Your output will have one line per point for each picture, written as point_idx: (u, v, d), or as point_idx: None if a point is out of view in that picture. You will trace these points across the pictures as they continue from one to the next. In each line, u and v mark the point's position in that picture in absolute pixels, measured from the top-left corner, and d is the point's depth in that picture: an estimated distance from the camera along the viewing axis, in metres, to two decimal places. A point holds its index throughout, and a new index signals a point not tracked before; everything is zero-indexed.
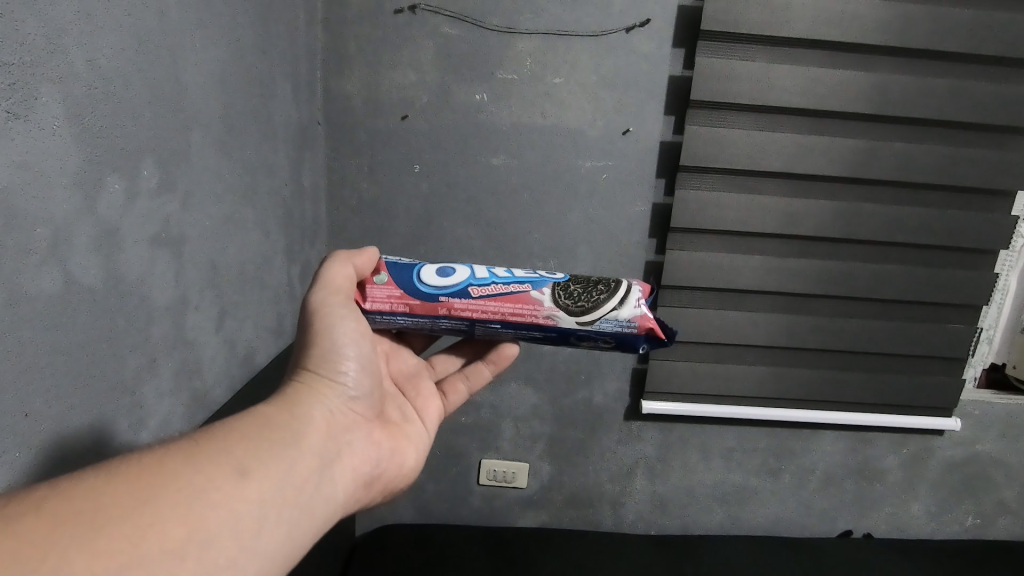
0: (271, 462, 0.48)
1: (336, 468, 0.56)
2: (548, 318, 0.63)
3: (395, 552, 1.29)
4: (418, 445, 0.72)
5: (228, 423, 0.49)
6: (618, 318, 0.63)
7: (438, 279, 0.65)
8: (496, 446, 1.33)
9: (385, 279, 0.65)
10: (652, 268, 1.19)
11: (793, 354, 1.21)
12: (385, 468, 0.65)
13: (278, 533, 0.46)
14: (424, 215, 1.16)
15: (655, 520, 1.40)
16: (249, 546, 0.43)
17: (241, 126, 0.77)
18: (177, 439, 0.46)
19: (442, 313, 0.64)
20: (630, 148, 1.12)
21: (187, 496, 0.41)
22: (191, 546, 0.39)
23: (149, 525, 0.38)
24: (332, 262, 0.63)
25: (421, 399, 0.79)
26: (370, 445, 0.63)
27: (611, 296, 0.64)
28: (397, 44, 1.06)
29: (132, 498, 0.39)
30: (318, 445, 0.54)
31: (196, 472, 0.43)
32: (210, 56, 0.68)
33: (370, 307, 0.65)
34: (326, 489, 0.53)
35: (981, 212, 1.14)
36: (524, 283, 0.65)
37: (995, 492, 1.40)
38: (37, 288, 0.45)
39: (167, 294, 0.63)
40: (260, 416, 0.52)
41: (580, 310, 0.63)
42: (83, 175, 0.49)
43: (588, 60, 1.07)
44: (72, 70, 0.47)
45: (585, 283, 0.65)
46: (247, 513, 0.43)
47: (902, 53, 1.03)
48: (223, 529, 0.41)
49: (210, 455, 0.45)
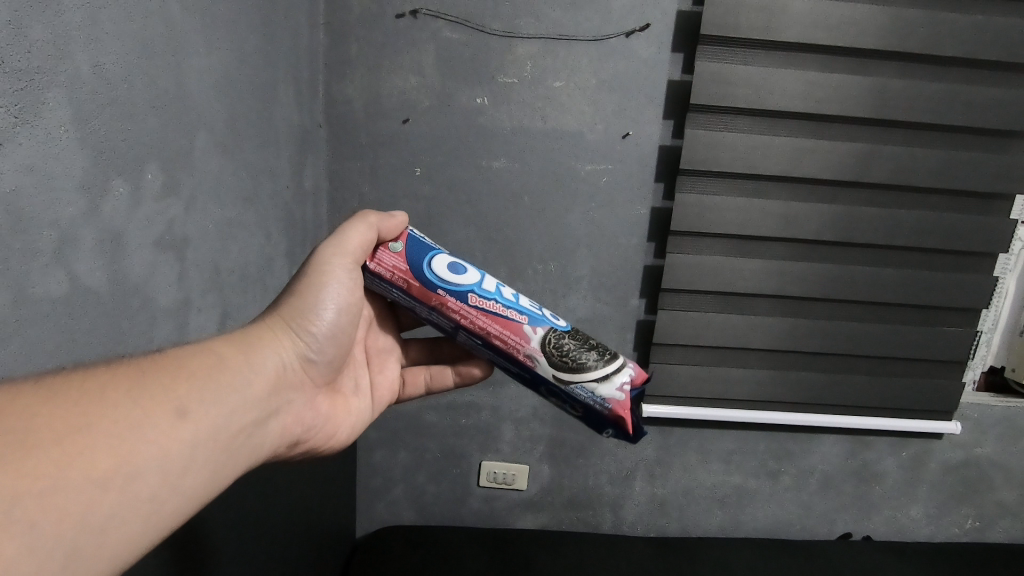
0: (211, 406, 0.49)
1: (271, 421, 0.57)
2: (527, 357, 0.63)
3: (395, 553, 1.30)
4: (359, 418, 0.74)
5: (181, 359, 0.50)
6: (593, 391, 0.62)
7: (447, 272, 0.64)
8: (496, 448, 1.33)
9: (399, 249, 0.65)
10: (652, 272, 1.20)
11: (792, 358, 1.22)
12: (316, 432, 0.66)
13: (202, 476, 0.46)
14: (425, 218, 1.16)
15: (655, 522, 1.41)
16: (173, 485, 0.43)
17: (244, 130, 0.77)
18: (126, 365, 0.45)
19: (434, 305, 0.64)
20: (630, 151, 1.12)
21: (123, 427, 0.41)
22: (118, 477, 0.39)
23: (80, 449, 0.38)
24: (352, 224, 0.63)
25: (380, 376, 0.80)
26: (306, 407, 0.64)
27: (599, 367, 0.62)
28: (398, 48, 1.06)
29: (70, 419, 0.39)
30: (262, 396, 0.55)
31: (138, 404, 0.43)
32: (213, 59, 0.68)
33: (369, 262, 0.65)
34: (255, 440, 0.54)
35: (979, 215, 1.14)
36: (523, 313, 0.63)
37: (995, 495, 1.40)
38: (43, 291, 0.46)
39: (170, 295, 0.63)
40: (214, 357, 0.53)
41: (561, 366, 0.62)
42: (89, 178, 0.49)
43: (588, 64, 1.07)
44: (78, 74, 0.47)
45: (582, 341, 0.63)
46: (178, 454, 0.44)
47: (901, 56, 1.04)
48: (153, 466, 0.42)
49: (157, 390, 0.45)
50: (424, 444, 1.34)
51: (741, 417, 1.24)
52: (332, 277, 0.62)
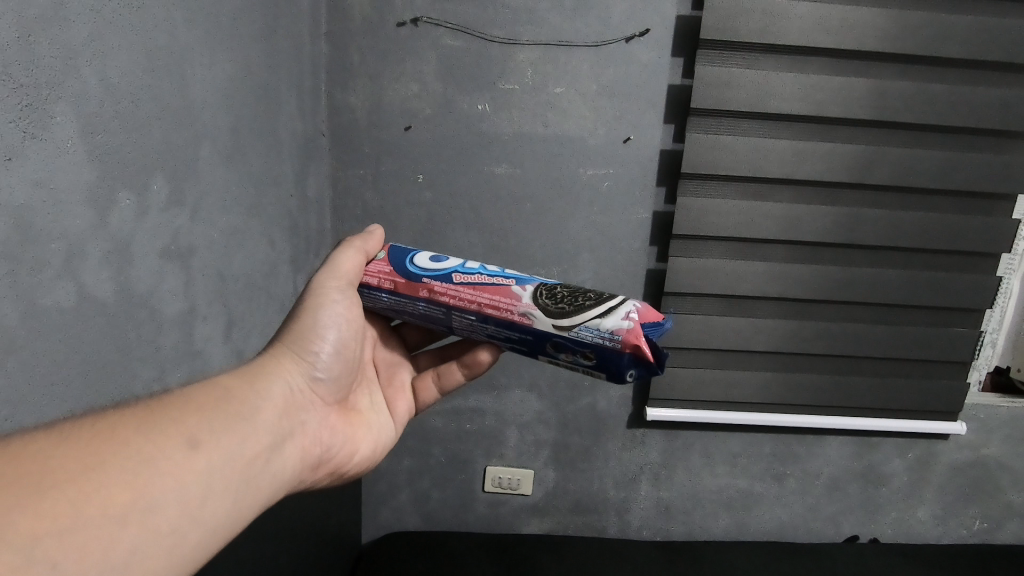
0: (223, 433, 0.49)
1: (290, 444, 0.57)
2: (523, 316, 0.60)
3: (401, 559, 1.30)
4: (380, 434, 0.74)
5: (188, 393, 0.50)
6: (600, 327, 0.56)
7: (429, 262, 0.66)
8: (501, 453, 1.34)
9: (382, 257, 0.69)
10: (654, 276, 1.20)
11: (797, 360, 1.21)
12: (338, 452, 0.66)
13: (224, 504, 0.46)
14: (428, 224, 1.17)
15: (661, 526, 1.40)
16: (194, 514, 0.43)
17: (248, 140, 0.78)
18: (134, 404, 0.46)
19: (422, 295, 0.65)
20: (632, 156, 1.12)
21: (137, 462, 0.41)
22: (136, 511, 0.39)
23: (96, 486, 0.38)
24: (343, 249, 0.67)
25: (393, 390, 0.80)
26: (326, 427, 0.64)
27: (597, 304, 0.58)
28: (399, 55, 1.07)
29: (82, 460, 0.39)
30: (274, 419, 0.55)
31: (148, 439, 0.43)
32: (218, 71, 0.69)
33: (363, 279, 0.68)
34: (276, 464, 0.54)
35: (982, 215, 1.14)
36: (509, 277, 0.62)
37: (1002, 496, 1.39)
38: (52, 304, 0.46)
39: (177, 305, 0.63)
40: (221, 388, 0.53)
41: (559, 312, 0.58)
42: (96, 192, 0.50)
43: (589, 70, 1.08)
44: (85, 89, 0.48)
45: (575, 291, 0.61)
46: (195, 483, 0.44)
47: (900, 58, 1.04)
48: (172, 496, 0.42)
49: (167, 424, 0.45)
50: (429, 450, 1.34)
51: (745, 420, 1.24)
52: (329, 298, 0.65)
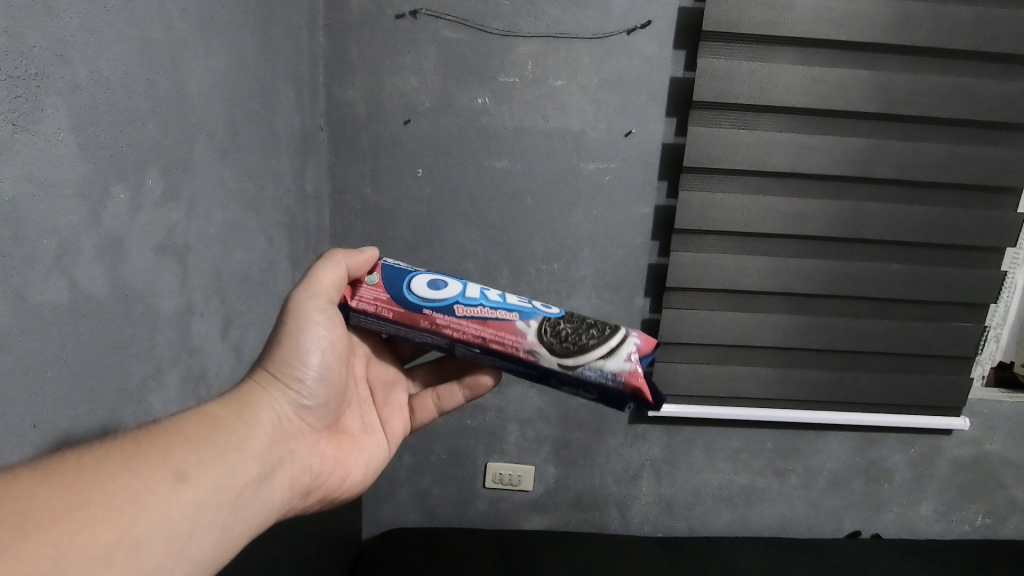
0: (210, 466, 0.49)
1: (278, 474, 0.57)
2: (529, 352, 0.63)
3: (401, 555, 1.29)
4: (373, 456, 0.73)
5: (171, 425, 0.50)
6: (603, 368, 0.62)
7: (428, 290, 0.64)
8: (502, 449, 1.33)
9: (376, 279, 0.67)
10: (656, 271, 1.20)
11: (799, 355, 1.21)
12: (327, 478, 0.65)
13: (209, 539, 0.46)
14: (427, 219, 1.16)
15: (662, 521, 1.40)
16: (179, 550, 0.43)
17: (245, 134, 0.77)
18: (118, 438, 0.46)
19: (423, 325, 0.64)
20: (632, 150, 1.12)
21: (122, 500, 0.41)
22: (120, 551, 0.39)
23: (81, 527, 0.38)
24: (321, 266, 0.64)
25: (388, 410, 0.79)
26: (314, 454, 0.64)
27: (600, 343, 0.63)
28: (398, 48, 1.06)
29: (69, 497, 0.39)
30: (262, 450, 0.55)
31: (135, 474, 0.43)
32: (213, 64, 0.68)
33: (354, 304, 0.66)
34: (264, 495, 0.54)
35: (987, 209, 1.13)
36: (513, 311, 0.64)
37: (1005, 491, 1.39)
38: (45, 301, 0.46)
39: (172, 302, 0.63)
40: (206, 420, 0.53)
41: (564, 352, 0.62)
42: (90, 185, 0.49)
43: (589, 63, 1.07)
44: (76, 81, 0.47)
45: (577, 324, 0.64)
46: (181, 518, 0.44)
47: (904, 50, 1.03)
48: (157, 534, 0.42)
49: (152, 458, 0.45)
50: (429, 446, 1.33)
51: (747, 416, 1.23)
52: (311, 320, 0.63)
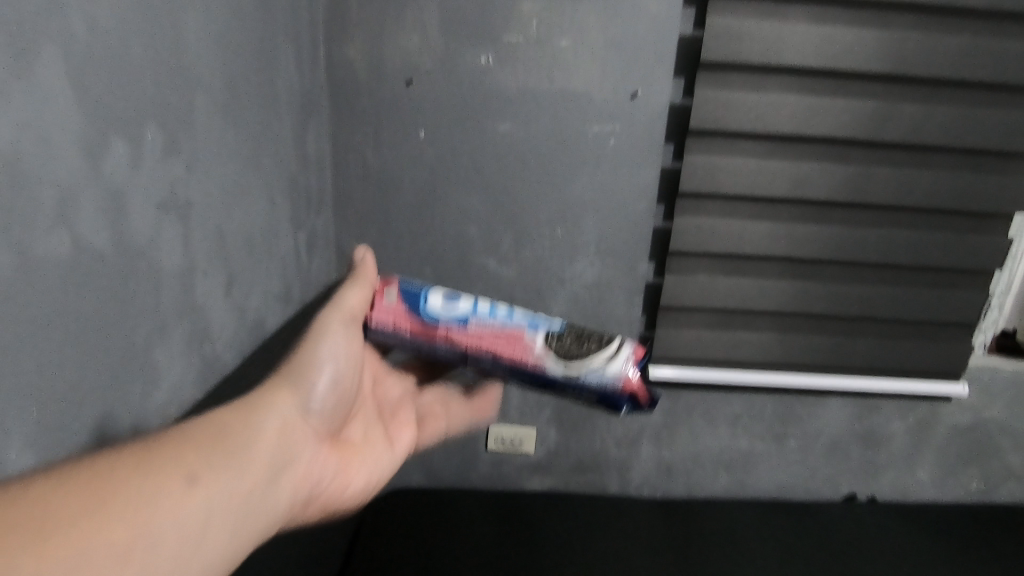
0: (223, 469, 0.51)
1: (286, 478, 0.59)
2: (538, 363, 0.70)
3: (403, 516, 1.32)
4: (376, 466, 0.75)
5: (190, 425, 0.53)
6: (605, 372, 0.69)
7: (441, 305, 0.70)
8: (503, 412, 1.35)
9: (391, 295, 0.72)
10: (659, 235, 1.19)
11: (801, 320, 1.21)
12: (331, 488, 0.68)
13: (217, 542, 0.49)
14: (429, 183, 1.15)
15: (661, 484, 1.42)
16: (187, 553, 0.46)
17: (244, 92, 0.76)
18: (140, 439, 0.48)
19: (440, 339, 0.70)
20: (638, 113, 1.10)
21: (138, 503, 0.44)
22: (131, 552, 0.42)
23: (99, 526, 0.41)
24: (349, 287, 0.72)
25: (395, 426, 0.83)
26: (321, 462, 0.66)
27: (601, 349, 0.70)
28: (400, 6, 1.04)
29: (88, 497, 0.41)
30: (275, 448, 0.58)
31: (149, 476, 0.45)
32: (211, 18, 0.67)
33: (369, 319, 0.72)
34: (273, 498, 0.56)
35: (997, 175, 1.11)
36: (521, 323, 0.71)
37: (1001, 457, 1.40)
38: (47, 254, 0.45)
39: (176, 259, 0.63)
40: (223, 421, 0.56)
41: (569, 360, 0.70)
42: (88, 138, 0.49)
43: (595, 22, 1.04)
44: (70, 29, 0.46)
45: (577, 334, 0.72)
46: (193, 521, 0.46)
47: (920, 9, 1.01)
48: (167, 539, 0.44)
49: (166, 458, 0.48)
50: None
51: (746, 382, 1.24)
52: (331, 325, 0.69)
